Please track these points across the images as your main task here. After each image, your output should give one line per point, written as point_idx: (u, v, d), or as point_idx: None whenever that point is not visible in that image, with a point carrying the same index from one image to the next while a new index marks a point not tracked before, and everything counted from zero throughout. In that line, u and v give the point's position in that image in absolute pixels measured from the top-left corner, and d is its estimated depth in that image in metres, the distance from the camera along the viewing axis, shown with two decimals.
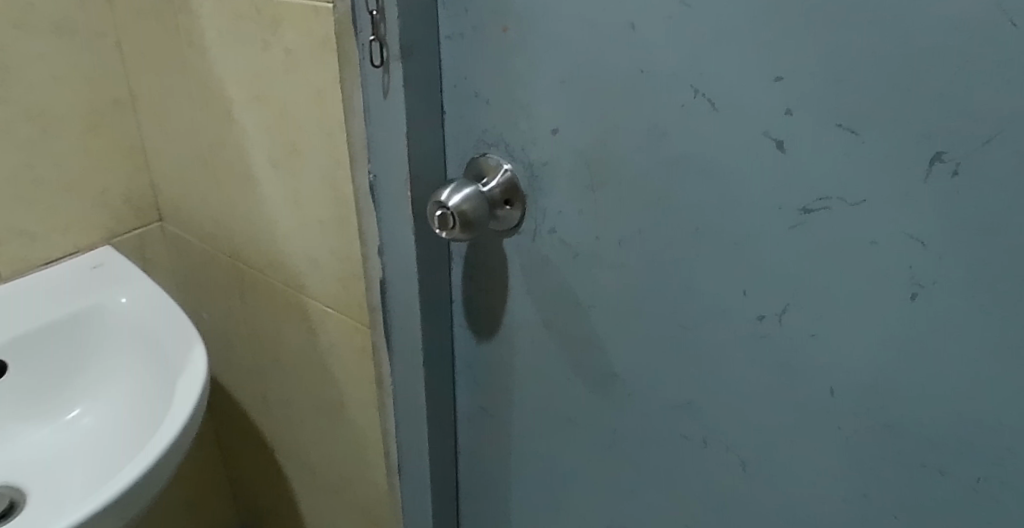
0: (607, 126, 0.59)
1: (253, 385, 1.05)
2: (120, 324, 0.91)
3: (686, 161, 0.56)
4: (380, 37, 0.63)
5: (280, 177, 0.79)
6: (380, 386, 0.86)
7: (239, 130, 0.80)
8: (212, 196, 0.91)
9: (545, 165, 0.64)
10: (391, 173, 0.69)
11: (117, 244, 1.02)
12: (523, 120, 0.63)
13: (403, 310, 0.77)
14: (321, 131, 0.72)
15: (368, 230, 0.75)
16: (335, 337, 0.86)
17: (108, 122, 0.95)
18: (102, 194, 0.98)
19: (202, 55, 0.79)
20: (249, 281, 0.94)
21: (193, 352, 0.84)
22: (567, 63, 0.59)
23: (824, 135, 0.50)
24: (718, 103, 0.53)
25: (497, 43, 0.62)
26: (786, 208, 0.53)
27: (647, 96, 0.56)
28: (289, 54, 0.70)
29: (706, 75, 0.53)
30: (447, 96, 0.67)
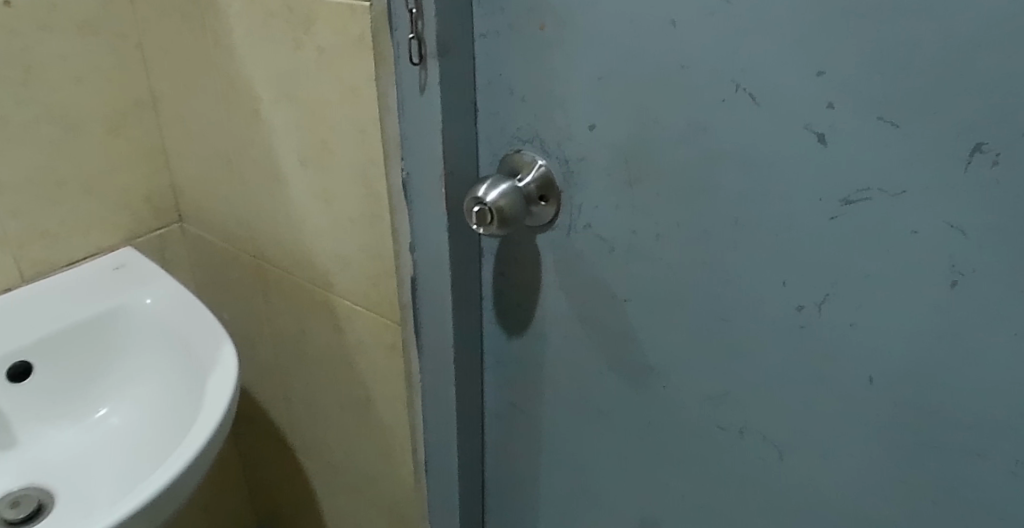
0: (646, 120, 0.59)
1: (277, 383, 1.05)
2: (143, 324, 0.91)
3: (725, 155, 0.57)
4: (417, 34, 0.64)
5: (309, 175, 0.79)
6: (409, 383, 0.86)
7: (267, 128, 0.81)
8: (237, 196, 0.91)
9: (581, 161, 0.64)
10: (425, 170, 0.70)
11: (138, 244, 1.02)
12: (558, 116, 0.64)
13: (434, 307, 0.77)
14: (353, 129, 0.73)
15: (400, 227, 0.75)
16: (362, 334, 0.87)
17: (129, 123, 0.96)
18: (124, 194, 0.98)
19: (229, 55, 0.80)
20: (273, 280, 0.94)
21: (222, 352, 0.84)
22: (605, 58, 0.59)
23: (866, 127, 0.51)
24: (759, 97, 0.54)
25: (533, 40, 0.62)
26: (827, 200, 0.54)
27: (686, 90, 0.57)
28: (322, 52, 0.71)
29: (747, 69, 0.54)
30: (481, 93, 0.67)
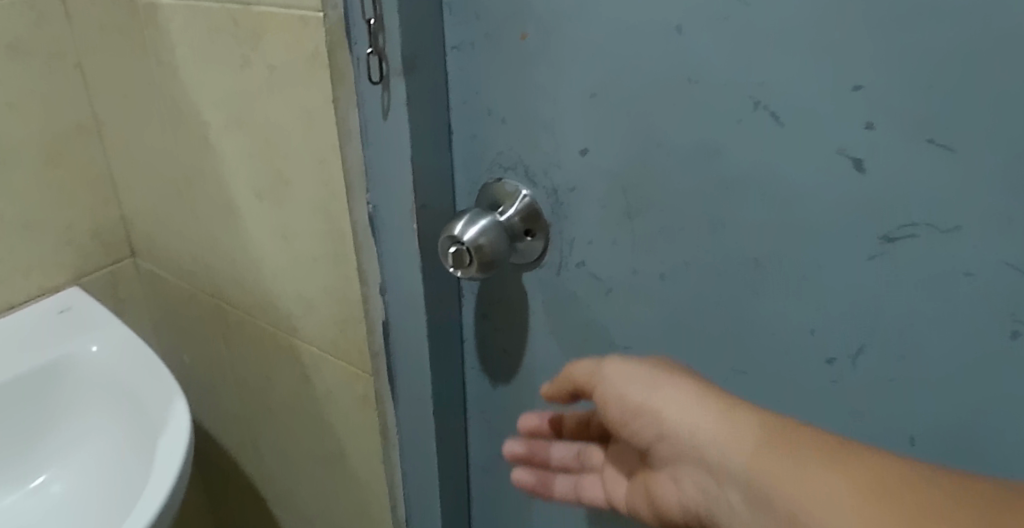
0: (647, 142, 0.51)
1: (244, 430, 0.96)
2: (91, 375, 0.82)
3: (740, 183, 0.49)
4: (378, 49, 0.54)
5: (265, 209, 0.70)
6: (385, 437, 0.77)
7: (217, 157, 0.72)
8: (191, 230, 0.82)
9: (573, 190, 0.56)
10: (394, 204, 0.61)
11: (86, 284, 0.93)
12: (545, 140, 0.55)
13: (410, 355, 0.68)
14: (311, 158, 0.63)
15: (367, 268, 0.66)
16: (331, 384, 0.77)
17: (70, 151, 0.86)
18: (67, 229, 0.89)
19: (173, 75, 0.71)
20: (234, 322, 0.85)
21: (174, 408, 0.76)
22: (598, 72, 0.51)
23: (912, 150, 0.42)
24: (782, 116, 0.46)
25: (514, 51, 0.54)
26: (864, 236, 0.46)
27: (694, 108, 0.48)
28: (272, 70, 0.61)
29: (768, 83, 0.45)
30: (456, 114, 0.59)
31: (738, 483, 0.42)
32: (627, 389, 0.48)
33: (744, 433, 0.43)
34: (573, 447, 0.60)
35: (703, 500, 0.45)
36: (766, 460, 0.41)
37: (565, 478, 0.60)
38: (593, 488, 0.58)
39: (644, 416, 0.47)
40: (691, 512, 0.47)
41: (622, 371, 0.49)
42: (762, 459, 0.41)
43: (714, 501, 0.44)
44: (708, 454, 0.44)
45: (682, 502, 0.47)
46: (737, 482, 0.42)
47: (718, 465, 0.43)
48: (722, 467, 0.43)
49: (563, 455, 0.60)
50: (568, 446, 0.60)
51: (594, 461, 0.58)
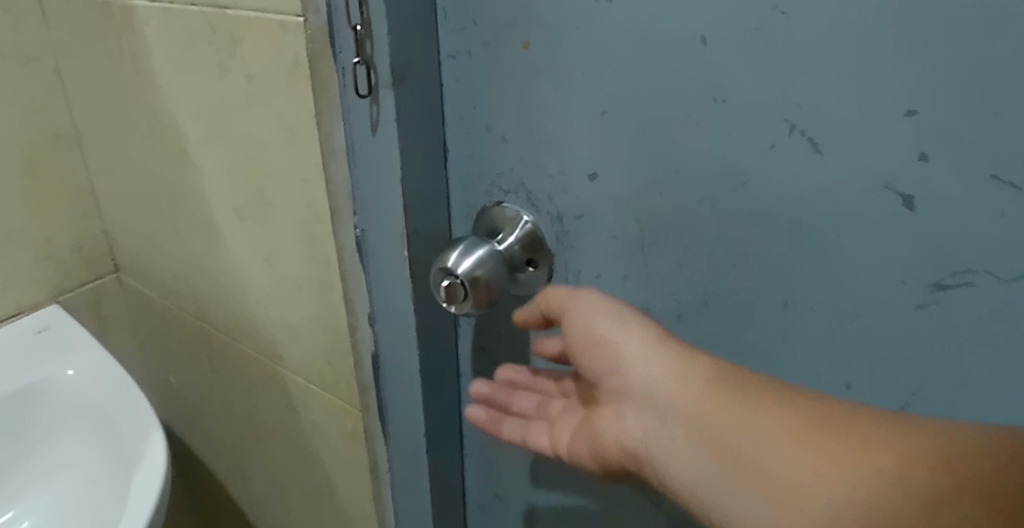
0: (664, 169, 0.45)
1: (231, 457, 0.91)
2: (66, 402, 0.77)
3: (770, 218, 0.43)
4: (365, 58, 0.49)
5: (247, 229, 0.65)
6: (376, 475, 0.71)
7: (198, 173, 0.66)
8: (173, 248, 0.77)
9: (580, 219, 0.50)
10: (382, 230, 0.55)
11: (67, 301, 0.88)
12: (549, 162, 0.50)
13: (401, 390, 0.63)
14: (293, 177, 0.57)
15: (355, 296, 0.60)
16: (319, 416, 0.72)
17: (49, 161, 0.81)
18: (45, 244, 0.84)
19: (150, 83, 0.66)
20: (219, 346, 0.80)
21: (152, 440, 0.70)
22: (610, 88, 0.45)
23: (973, 187, 0.36)
24: (820, 143, 0.39)
25: (516, 63, 0.48)
26: (912, 283, 0.40)
27: (720, 131, 0.42)
28: (251, 81, 0.55)
29: (806, 105, 0.39)
30: (452, 131, 0.54)
31: (693, 422, 0.41)
32: (596, 320, 0.46)
33: (707, 372, 0.42)
34: (534, 394, 0.54)
35: (645, 440, 0.43)
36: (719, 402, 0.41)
37: (516, 423, 0.54)
38: (540, 436, 0.52)
39: (603, 351, 0.45)
40: (628, 456, 0.44)
41: (595, 301, 0.46)
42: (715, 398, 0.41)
43: (658, 442, 0.42)
44: (668, 394, 0.42)
45: (621, 445, 0.45)
46: (693, 420, 0.41)
47: (676, 404, 0.42)
48: (681, 406, 0.42)
49: (525, 405, 0.54)
50: (528, 398, 0.54)
51: (551, 411, 0.52)
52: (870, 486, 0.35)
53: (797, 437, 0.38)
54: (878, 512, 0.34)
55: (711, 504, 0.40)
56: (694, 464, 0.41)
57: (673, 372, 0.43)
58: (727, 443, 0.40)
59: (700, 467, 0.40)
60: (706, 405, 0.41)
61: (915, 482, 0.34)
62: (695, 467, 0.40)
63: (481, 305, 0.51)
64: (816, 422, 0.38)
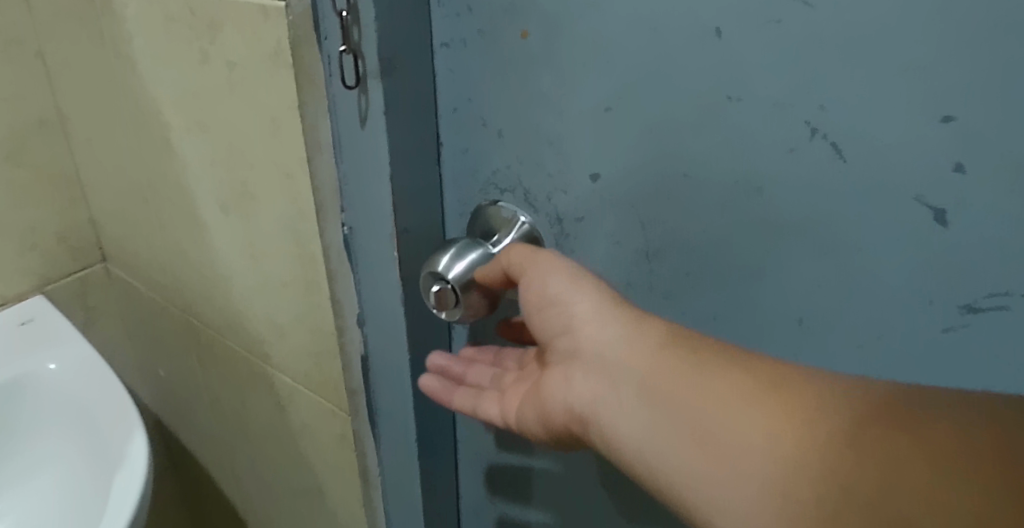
0: (672, 172, 0.42)
1: (220, 453, 0.89)
2: (48, 398, 0.74)
3: (788, 228, 0.40)
4: (351, 47, 0.45)
5: (231, 224, 0.62)
6: (365, 479, 0.68)
7: (181, 163, 0.63)
8: (158, 239, 0.74)
9: (581, 221, 0.47)
10: (371, 229, 0.52)
11: (52, 291, 0.85)
12: (549, 161, 0.47)
13: (392, 395, 0.60)
14: (277, 171, 0.54)
15: (342, 297, 0.57)
16: (308, 417, 0.69)
17: (32, 148, 0.78)
18: (30, 233, 0.81)
19: (131, 68, 0.62)
20: (206, 340, 0.77)
21: (133, 442, 0.68)
22: (615, 83, 0.41)
23: (1013, 203, 0.33)
24: (846, 149, 0.36)
25: (514, 53, 0.45)
26: (940, 303, 0.37)
27: (734, 133, 0.39)
28: (233, 68, 0.52)
29: (830, 107, 0.36)
30: (445, 124, 0.50)
31: (632, 382, 0.41)
32: (551, 280, 0.44)
33: (646, 334, 0.41)
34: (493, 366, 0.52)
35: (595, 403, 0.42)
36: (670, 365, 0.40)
37: (468, 393, 0.51)
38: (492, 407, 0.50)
39: (559, 313, 0.44)
40: (572, 416, 0.44)
41: (552, 262, 0.45)
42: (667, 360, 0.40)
43: (598, 402, 0.42)
44: (606, 353, 0.42)
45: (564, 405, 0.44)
46: (632, 382, 0.41)
47: (616, 363, 0.42)
48: (622, 364, 0.41)
49: (481, 378, 0.51)
50: (484, 370, 0.52)
51: (505, 381, 0.50)
52: (825, 450, 0.34)
53: (730, 399, 0.37)
54: (805, 470, 0.34)
55: (645, 466, 0.39)
56: (635, 426, 0.40)
57: (627, 335, 0.42)
58: (663, 404, 0.39)
59: (636, 427, 0.40)
60: (645, 366, 0.41)
61: (839, 442, 0.34)
62: (632, 427, 0.40)
63: (473, 317, 0.49)
64: (748, 383, 0.37)
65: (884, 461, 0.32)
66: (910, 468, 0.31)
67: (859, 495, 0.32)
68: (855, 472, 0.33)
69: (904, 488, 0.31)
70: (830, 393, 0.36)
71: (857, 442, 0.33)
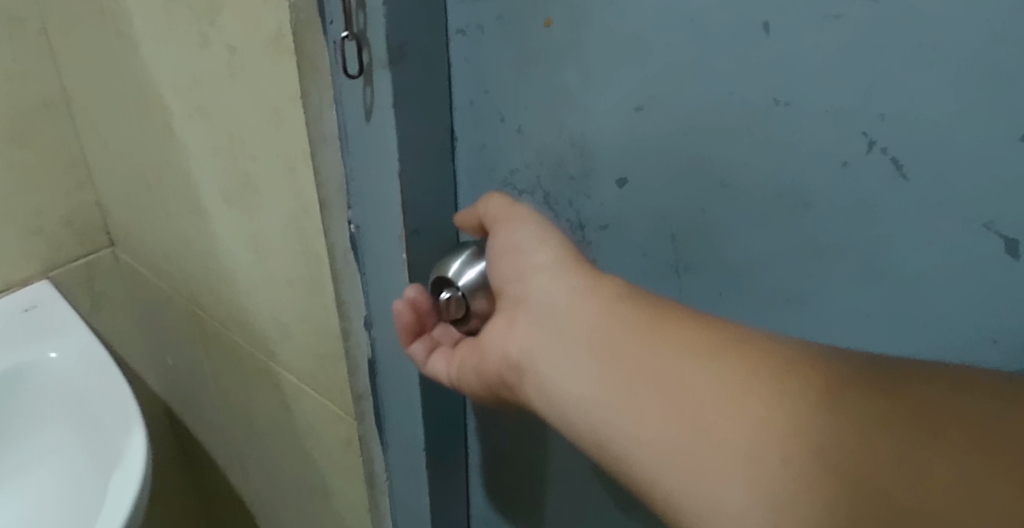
0: (707, 181, 0.38)
1: (228, 445, 0.86)
2: (49, 388, 0.72)
3: (836, 251, 0.36)
4: (355, 34, 0.41)
5: (235, 217, 0.59)
6: (373, 486, 0.65)
7: (184, 151, 0.60)
8: (164, 227, 0.71)
9: (605, 230, 0.43)
10: (377, 229, 0.48)
11: (58, 277, 0.82)
12: (570, 163, 0.43)
13: (400, 402, 0.57)
14: (280, 164, 0.51)
15: (348, 300, 0.54)
16: (314, 419, 0.66)
17: (36, 129, 0.75)
18: (34, 216, 0.78)
19: (133, 49, 0.59)
20: (211, 333, 0.74)
21: (132, 439, 0.65)
22: (646, 81, 0.37)
23: None
24: (907, 165, 0.32)
25: (535, 44, 0.41)
26: (1007, 342, 0.33)
27: (779, 140, 0.35)
28: (234, 53, 0.49)
29: (891, 117, 0.32)
30: (461, 117, 0.46)
31: (577, 334, 0.37)
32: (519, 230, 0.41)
33: (598, 284, 0.38)
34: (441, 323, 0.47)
35: (538, 357, 0.39)
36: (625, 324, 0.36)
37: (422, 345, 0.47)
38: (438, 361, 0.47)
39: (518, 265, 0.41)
40: (509, 364, 0.41)
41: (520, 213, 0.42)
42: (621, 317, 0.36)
43: (540, 354, 0.39)
44: (554, 304, 0.39)
45: (503, 354, 0.41)
46: (577, 334, 0.37)
47: (564, 314, 0.38)
48: (568, 315, 0.38)
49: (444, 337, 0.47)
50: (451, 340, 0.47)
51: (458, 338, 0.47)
52: (794, 423, 0.30)
53: (680, 358, 0.34)
54: (768, 446, 0.30)
55: (583, 423, 0.36)
56: (578, 382, 0.36)
57: (581, 289, 0.38)
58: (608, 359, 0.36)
59: (577, 381, 0.36)
60: (592, 319, 0.37)
61: (803, 407, 0.30)
62: (573, 382, 0.37)
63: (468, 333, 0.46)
64: (701, 340, 0.33)
65: (859, 431, 0.29)
66: (886, 441, 0.28)
67: (829, 468, 0.29)
68: (833, 448, 0.29)
69: (880, 461, 0.28)
70: (790, 356, 0.32)
71: (828, 410, 0.30)
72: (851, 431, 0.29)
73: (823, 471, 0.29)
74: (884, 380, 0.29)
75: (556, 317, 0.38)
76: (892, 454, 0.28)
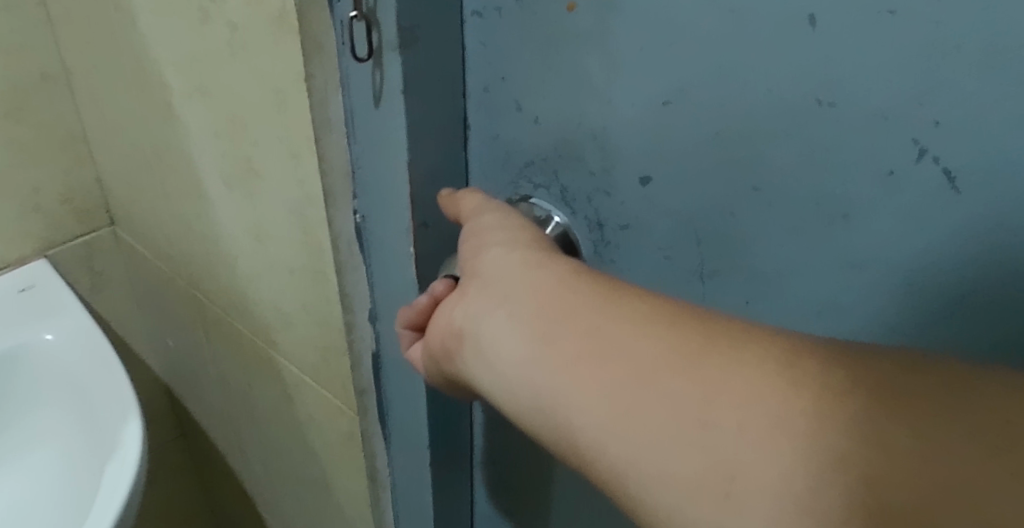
0: (737, 183, 0.35)
1: (228, 430, 0.85)
2: (43, 370, 0.71)
3: (874, 265, 0.33)
4: (363, 14, 0.39)
5: (236, 202, 0.56)
6: (374, 482, 0.63)
7: (184, 131, 0.58)
8: (164, 209, 0.69)
9: (625, 230, 0.41)
10: (384, 221, 0.46)
11: (56, 256, 0.80)
12: (590, 156, 0.40)
13: (403, 399, 0.54)
14: (283, 149, 0.48)
15: (352, 292, 0.51)
16: (315, 410, 0.64)
17: (34, 103, 0.73)
18: (32, 193, 0.76)
19: (132, 24, 0.56)
20: (212, 318, 0.72)
21: (127, 428, 0.63)
22: (676, 74, 0.35)
23: None
24: (960, 178, 0.30)
25: (555, 29, 0.38)
26: None
27: (819, 144, 0.32)
28: (236, 31, 0.46)
29: (945, 124, 0.29)
30: (474, 104, 0.44)
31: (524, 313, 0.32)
32: (481, 218, 0.39)
33: (553, 259, 0.34)
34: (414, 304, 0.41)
35: (481, 338, 0.34)
36: (572, 303, 0.31)
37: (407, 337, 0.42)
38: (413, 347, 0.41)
39: (471, 246, 0.37)
40: (452, 334, 0.35)
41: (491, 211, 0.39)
42: (569, 298, 0.31)
43: (481, 322, 0.34)
44: (502, 271, 0.34)
45: (448, 322, 0.36)
46: (519, 303, 0.32)
47: (509, 285, 0.33)
48: (514, 283, 0.33)
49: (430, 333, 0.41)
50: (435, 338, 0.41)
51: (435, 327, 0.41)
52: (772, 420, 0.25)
53: (624, 331, 0.29)
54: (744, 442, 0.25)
55: (527, 405, 0.31)
56: (521, 365, 0.31)
57: (530, 272, 0.33)
58: (553, 332, 0.31)
59: (525, 365, 0.31)
60: (537, 287, 0.33)
61: (780, 395, 0.25)
62: (513, 356, 0.32)
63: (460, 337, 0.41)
64: (647, 314, 0.29)
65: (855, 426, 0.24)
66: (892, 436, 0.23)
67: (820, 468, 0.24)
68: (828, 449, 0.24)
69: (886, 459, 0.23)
70: (767, 342, 0.27)
71: (789, 386, 0.25)
72: (828, 416, 0.24)
73: (798, 451, 0.24)
74: (849, 358, 0.25)
75: (501, 295, 0.33)
76: (886, 438, 0.23)
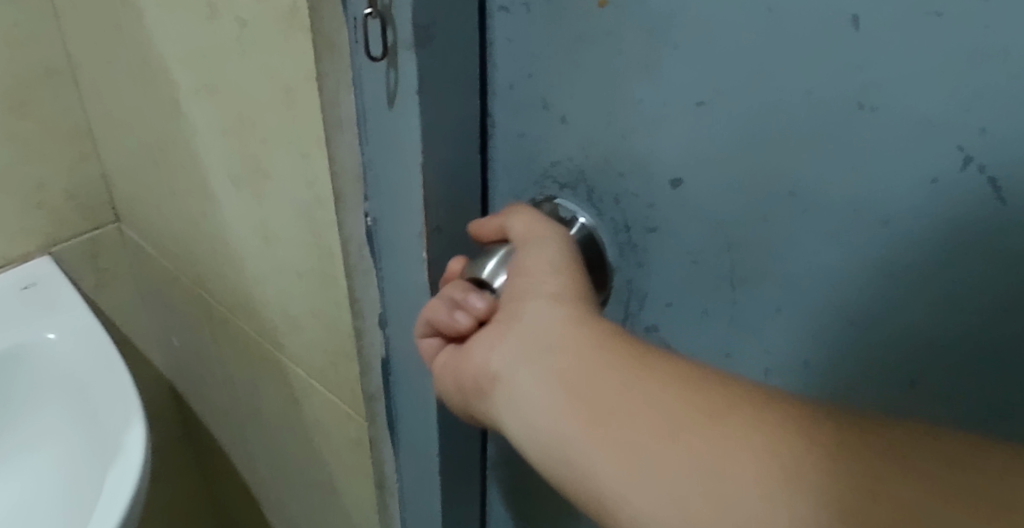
0: (772, 188, 0.34)
1: (234, 431, 0.83)
2: (44, 369, 0.69)
3: (915, 283, 0.32)
4: (378, 11, 0.37)
5: (243, 202, 0.55)
6: (382, 489, 0.62)
7: (191, 129, 0.56)
8: (170, 207, 0.68)
9: (653, 233, 0.39)
10: (396, 225, 0.44)
11: (61, 253, 0.79)
12: (617, 157, 0.39)
13: (413, 407, 0.53)
14: (293, 149, 0.47)
15: (362, 297, 0.50)
16: (322, 415, 0.63)
17: (39, 98, 0.72)
18: (37, 189, 0.75)
19: (139, 18, 0.55)
20: (218, 319, 0.71)
21: (130, 430, 0.62)
22: (710, 73, 0.33)
23: None
24: (1008, 188, 0.28)
25: (581, 26, 0.36)
26: None
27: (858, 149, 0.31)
28: (244, 27, 0.45)
29: (994, 131, 0.28)
30: (497, 102, 0.42)
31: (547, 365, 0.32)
32: (536, 254, 0.37)
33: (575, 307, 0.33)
34: (444, 299, 0.38)
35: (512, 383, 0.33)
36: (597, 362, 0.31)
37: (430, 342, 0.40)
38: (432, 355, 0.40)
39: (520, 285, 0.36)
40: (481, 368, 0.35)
41: (545, 249, 0.37)
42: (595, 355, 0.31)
43: (512, 368, 0.33)
44: (537, 326, 0.33)
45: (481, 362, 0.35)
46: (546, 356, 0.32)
47: (544, 337, 0.33)
48: (547, 332, 0.33)
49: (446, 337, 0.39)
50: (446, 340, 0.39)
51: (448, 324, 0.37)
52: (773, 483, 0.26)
53: (641, 392, 0.30)
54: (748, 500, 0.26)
55: (560, 463, 0.31)
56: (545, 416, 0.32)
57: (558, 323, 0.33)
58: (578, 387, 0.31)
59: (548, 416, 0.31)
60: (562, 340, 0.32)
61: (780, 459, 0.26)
62: (539, 406, 0.32)
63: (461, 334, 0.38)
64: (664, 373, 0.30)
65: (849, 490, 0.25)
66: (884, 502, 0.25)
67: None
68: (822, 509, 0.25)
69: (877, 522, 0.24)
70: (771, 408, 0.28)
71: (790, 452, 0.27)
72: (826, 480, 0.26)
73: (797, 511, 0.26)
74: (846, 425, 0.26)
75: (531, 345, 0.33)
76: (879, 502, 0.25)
